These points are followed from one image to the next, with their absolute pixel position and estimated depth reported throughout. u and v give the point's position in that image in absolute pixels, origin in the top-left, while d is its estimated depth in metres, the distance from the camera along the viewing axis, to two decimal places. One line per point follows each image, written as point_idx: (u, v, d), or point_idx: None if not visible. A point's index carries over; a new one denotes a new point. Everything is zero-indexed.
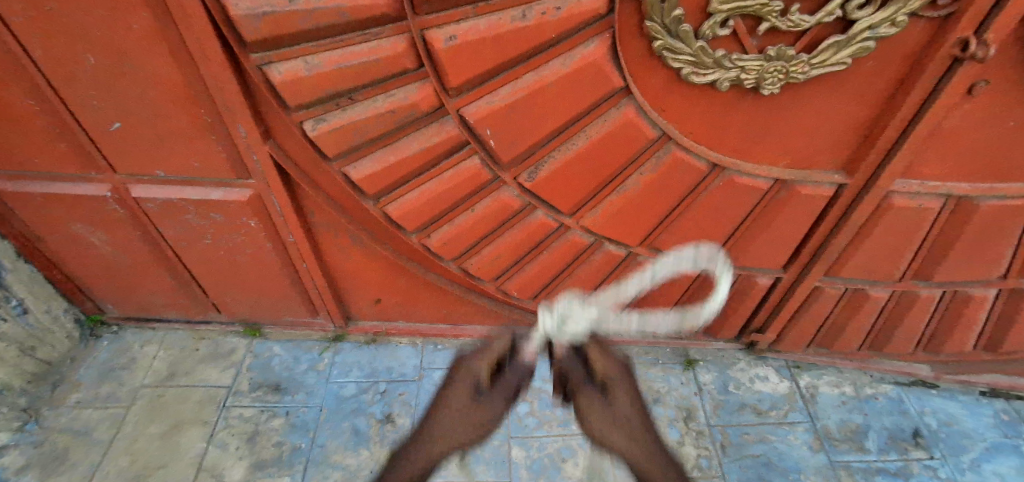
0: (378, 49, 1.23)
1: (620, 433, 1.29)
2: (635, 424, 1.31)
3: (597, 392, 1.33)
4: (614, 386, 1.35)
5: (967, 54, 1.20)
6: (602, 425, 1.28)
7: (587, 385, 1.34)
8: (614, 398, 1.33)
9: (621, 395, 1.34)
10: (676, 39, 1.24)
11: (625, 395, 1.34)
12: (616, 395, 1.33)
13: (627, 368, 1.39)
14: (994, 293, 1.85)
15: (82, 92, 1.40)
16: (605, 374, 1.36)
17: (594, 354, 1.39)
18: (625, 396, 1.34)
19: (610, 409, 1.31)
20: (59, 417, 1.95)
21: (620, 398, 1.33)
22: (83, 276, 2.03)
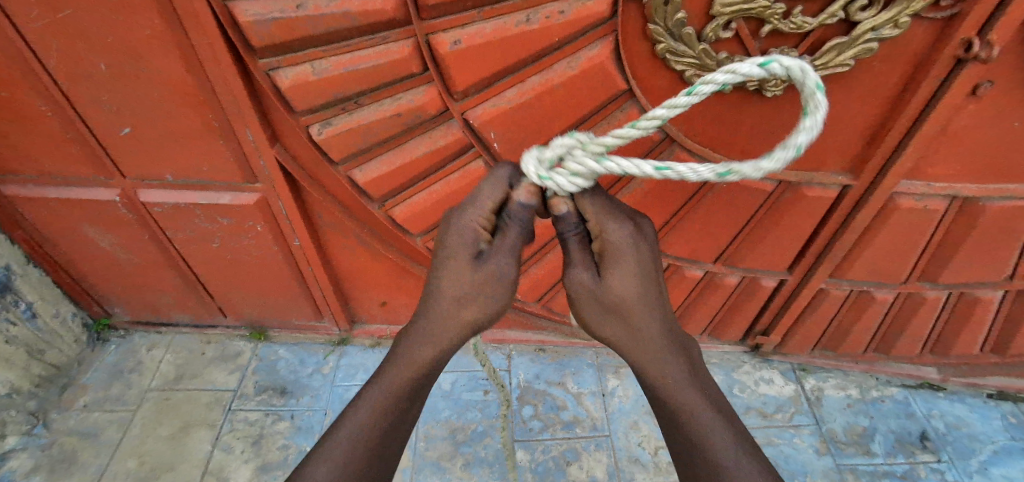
0: (385, 53, 1.24)
1: (622, 318, 0.86)
2: (651, 346, 0.85)
3: (587, 272, 0.86)
4: (616, 262, 0.84)
5: (970, 55, 1.20)
6: (587, 298, 0.86)
7: (577, 271, 0.87)
8: (610, 267, 0.85)
9: (626, 260, 0.84)
10: (679, 42, 1.25)
11: (629, 270, 0.84)
12: (613, 269, 0.84)
13: (639, 227, 0.87)
14: (1002, 295, 1.84)
15: (93, 97, 1.42)
16: (599, 228, 0.87)
17: (593, 217, 0.87)
18: (629, 275, 0.84)
19: (606, 289, 0.85)
20: (68, 420, 1.97)
21: (619, 262, 0.84)
22: (92, 279, 2.05)
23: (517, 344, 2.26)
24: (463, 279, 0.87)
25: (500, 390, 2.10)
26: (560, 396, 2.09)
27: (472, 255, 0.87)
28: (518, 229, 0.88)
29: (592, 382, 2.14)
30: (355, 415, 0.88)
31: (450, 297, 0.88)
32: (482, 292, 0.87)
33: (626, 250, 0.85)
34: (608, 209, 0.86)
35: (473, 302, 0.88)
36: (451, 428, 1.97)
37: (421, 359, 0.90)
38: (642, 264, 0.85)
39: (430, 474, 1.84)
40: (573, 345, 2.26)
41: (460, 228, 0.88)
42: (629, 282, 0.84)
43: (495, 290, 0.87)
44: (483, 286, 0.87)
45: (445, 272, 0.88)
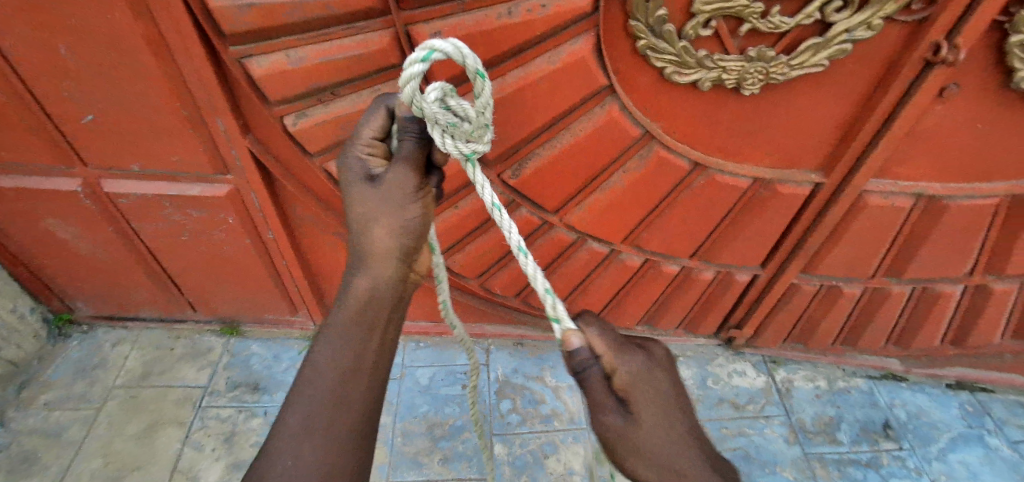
0: (364, 44, 1.21)
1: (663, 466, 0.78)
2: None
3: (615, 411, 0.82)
4: (639, 396, 0.83)
5: (938, 58, 1.25)
6: (622, 436, 0.81)
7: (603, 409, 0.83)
8: (635, 401, 0.83)
9: (648, 391, 0.83)
10: (660, 39, 1.25)
11: (654, 394, 0.83)
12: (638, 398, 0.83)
13: (648, 353, 0.88)
14: (962, 289, 1.92)
15: (52, 83, 1.35)
16: (611, 363, 0.86)
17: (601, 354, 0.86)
18: (654, 408, 0.82)
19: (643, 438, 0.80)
20: (28, 419, 1.89)
21: (647, 392, 0.83)
22: (52, 273, 1.96)
23: (495, 338, 2.26)
24: (365, 198, 0.86)
25: (479, 385, 2.10)
26: (539, 390, 2.10)
27: (367, 178, 0.88)
28: (412, 144, 0.88)
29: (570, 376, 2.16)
30: (313, 380, 0.73)
31: (359, 221, 0.86)
32: (389, 204, 0.85)
33: (650, 382, 0.84)
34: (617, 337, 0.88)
35: (383, 215, 0.85)
36: (429, 424, 1.96)
37: (358, 293, 0.83)
38: (665, 394, 0.84)
39: (408, 469, 1.83)
40: (552, 340, 2.27)
41: (348, 162, 0.91)
42: (659, 415, 0.82)
43: (405, 197, 0.85)
44: (388, 198, 0.85)
45: (350, 204, 0.88)
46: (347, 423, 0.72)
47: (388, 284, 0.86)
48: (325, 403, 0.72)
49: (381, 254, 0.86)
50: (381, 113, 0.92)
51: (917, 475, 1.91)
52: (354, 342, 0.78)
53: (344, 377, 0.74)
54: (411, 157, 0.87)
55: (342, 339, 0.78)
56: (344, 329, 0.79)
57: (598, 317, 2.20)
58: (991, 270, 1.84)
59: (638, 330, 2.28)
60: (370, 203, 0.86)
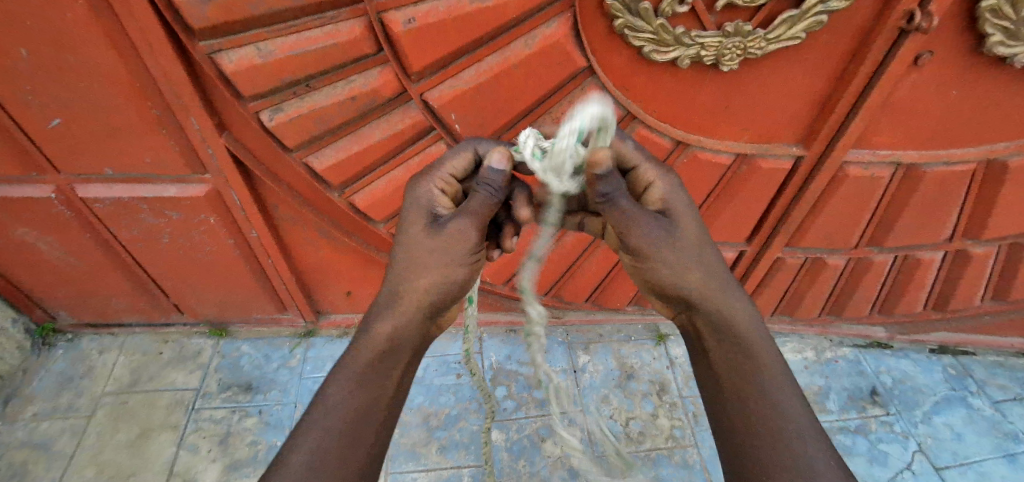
0: (335, 33, 1.19)
1: (688, 279, 1.02)
2: (727, 311, 1.01)
3: (658, 219, 1.01)
4: (679, 211, 1.04)
5: (912, 27, 1.26)
6: (658, 242, 1.00)
7: (647, 216, 1.00)
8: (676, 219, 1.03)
9: (683, 212, 1.04)
10: (637, 18, 1.24)
11: (688, 213, 1.05)
12: (677, 214, 1.04)
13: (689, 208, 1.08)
14: (942, 255, 1.96)
15: (14, 87, 1.30)
16: (659, 197, 1.06)
17: (644, 174, 1.06)
18: (691, 235, 1.03)
19: (680, 248, 1.02)
20: (15, 433, 1.86)
21: (682, 213, 1.04)
22: (30, 283, 1.92)
23: (487, 326, 2.26)
24: (421, 235, 1.00)
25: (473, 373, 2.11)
26: (533, 376, 2.11)
27: (432, 216, 1.02)
28: (483, 199, 0.99)
29: (562, 360, 2.17)
30: (330, 401, 0.87)
31: (407, 253, 1.00)
32: (441, 251, 0.98)
33: (684, 207, 1.05)
34: (662, 169, 1.07)
35: (435, 264, 0.99)
36: (425, 415, 1.97)
37: (381, 335, 0.96)
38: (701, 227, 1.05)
39: (406, 461, 1.85)
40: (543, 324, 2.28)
41: (418, 193, 1.04)
42: (695, 231, 1.04)
43: (459, 251, 0.98)
44: (443, 246, 0.98)
45: (406, 230, 1.03)
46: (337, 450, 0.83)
47: (404, 332, 0.98)
48: (339, 422, 0.85)
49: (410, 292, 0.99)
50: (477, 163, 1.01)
51: (904, 439, 1.96)
52: (361, 388, 0.90)
53: (366, 399, 0.89)
54: (478, 213, 0.98)
55: (357, 378, 0.91)
56: (355, 372, 0.91)
57: (589, 300, 2.22)
58: (969, 235, 1.87)
59: (628, 311, 2.30)
60: (421, 244, 1.00)
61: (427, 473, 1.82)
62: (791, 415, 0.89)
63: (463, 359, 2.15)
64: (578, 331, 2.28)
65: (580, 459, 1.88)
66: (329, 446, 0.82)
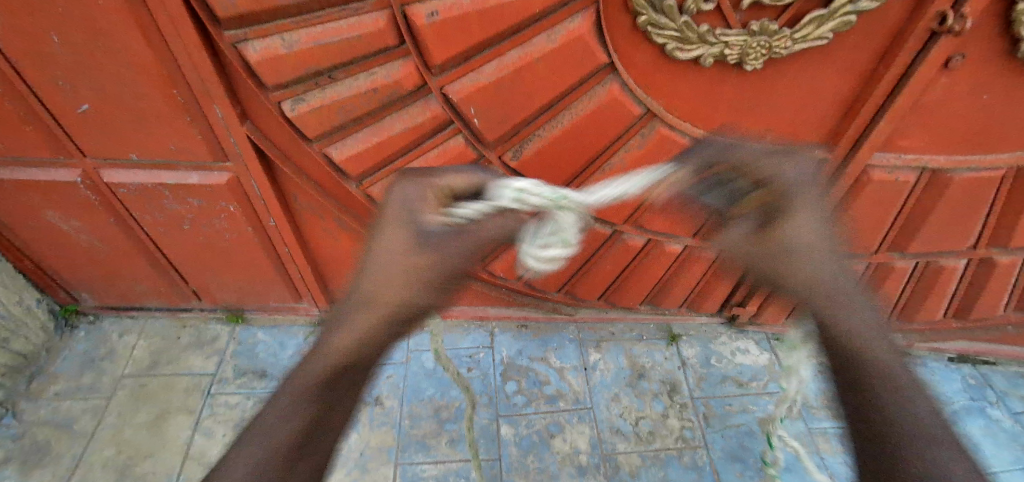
0: (360, 25, 1.20)
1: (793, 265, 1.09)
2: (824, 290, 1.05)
3: (746, 225, 1.23)
4: (799, 208, 1.15)
5: (944, 28, 1.24)
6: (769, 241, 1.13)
7: (740, 228, 1.24)
8: (796, 205, 1.15)
9: (810, 200, 1.15)
10: (661, 14, 1.23)
11: (804, 211, 1.14)
12: (808, 201, 1.14)
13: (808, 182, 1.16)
14: (965, 263, 1.92)
15: (47, 74, 1.33)
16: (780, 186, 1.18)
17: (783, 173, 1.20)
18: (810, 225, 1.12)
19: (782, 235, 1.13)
20: (39, 410, 1.91)
21: (810, 198, 1.15)
22: (57, 265, 1.96)
23: (499, 321, 2.27)
24: (409, 239, 0.61)
25: (484, 368, 2.12)
26: (544, 372, 2.12)
27: (422, 219, 0.65)
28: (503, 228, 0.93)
29: (574, 357, 2.17)
30: None
31: (387, 262, 0.59)
32: (439, 267, 0.60)
33: (814, 193, 1.15)
34: (799, 165, 1.19)
35: None
36: (436, 406, 1.99)
37: None
38: (823, 206, 1.16)
39: (416, 452, 1.87)
40: (555, 321, 2.28)
41: (407, 195, 0.69)
42: (816, 214, 1.14)
43: (476, 271, 0.64)
44: (439, 264, 0.60)
45: (382, 235, 0.63)
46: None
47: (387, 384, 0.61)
48: None
49: (398, 321, 0.57)
50: (497, 216, 0.75)
51: None
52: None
53: None
54: None
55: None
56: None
57: (601, 297, 2.21)
58: (995, 243, 1.83)
59: (641, 310, 2.28)
60: None
61: (436, 465, 1.84)
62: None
63: (474, 353, 2.16)
64: (590, 329, 2.28)
65: (589, 457, 1.88)
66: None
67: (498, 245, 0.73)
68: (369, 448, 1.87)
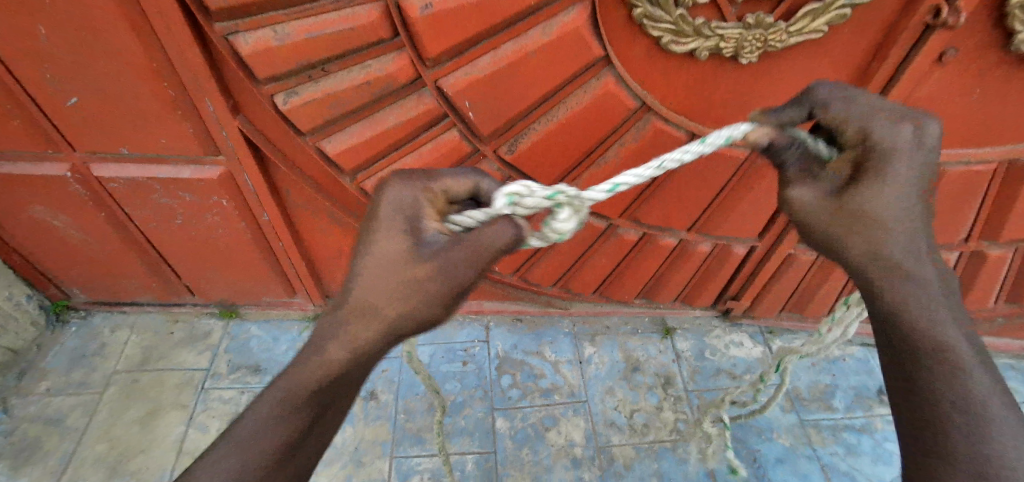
0: (352, 18, 1.18)
1: (869, 243, 0.81)
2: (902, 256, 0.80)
3: (825, 190, 0.83)
4: (886, 175, 0.77)
5: (938, 22, 1.23)
6: (823, 219, 0.82)
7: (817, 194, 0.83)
8: (885, 176, 0.77)
9: (899, 171, 0.77)
10: (656, 7, 1.22)
11: (897, 177, 0.77)
12: (893, 174, 0.77)
13: (920, 133, 0.77)
14: (956, 256, 1.94)
15: (32, 65, 1.31)
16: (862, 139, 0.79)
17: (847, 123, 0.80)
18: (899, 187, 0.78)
19: (856, 217, 0.80)
20: (30, 406, 1.90)
21: (898, 171, 0.77)
22: (46, 260, 1.94)
23: (494, 315, 2.27)
24: (391, 257, 0.81)
25: (479, 362, 2.12)
26: (538, 365, 2.12)
27: (417, 231, 0.83)
28: (505, 230, 0.81)
29: (568, 350, 2.18)
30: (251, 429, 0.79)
31: (371, 280, 0.81)
32: (418, 283, 0.80)
33: (904, 165, 0.77)
34: (892, 123, 0.77)
35: (404, 294, 0.80)
36: (430, 401, 1.99)
37: (329, 359, 0.81)
38: (912, 181, 0.78)
39: (411, 445, 1.87)
40: (550, 315, 2.28)
41: (403, 200, 0.85)
42: (906, 191, 0.78)
43: (439, 289, 0.80)
44: (423, 277, 0.80)
45: (374, 244, 0.83)
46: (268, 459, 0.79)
47: (359, 359, 0.82)
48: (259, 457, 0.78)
49: (376, 323, 0.81)
50: (500, 223, 0.82)
51: None
52: (308, 402, 0.81)
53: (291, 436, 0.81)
54: (484, 249, 0.80)
55: (309, 387, 0.81)
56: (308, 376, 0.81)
57: (597, 291, 2.22)
58: (986, 236, 1.85)
59: (635, 304, 2.29)
60: (393, 261, 0.81)
61: (431, 458, 1.84)
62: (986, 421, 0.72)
63: (469, 347, 2.16)
64: (585, 322, 2.28)
65: (583, 449, 1.89)
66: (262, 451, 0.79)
67: (501, 250, 0.82)
68: (363, 442, 1.87)
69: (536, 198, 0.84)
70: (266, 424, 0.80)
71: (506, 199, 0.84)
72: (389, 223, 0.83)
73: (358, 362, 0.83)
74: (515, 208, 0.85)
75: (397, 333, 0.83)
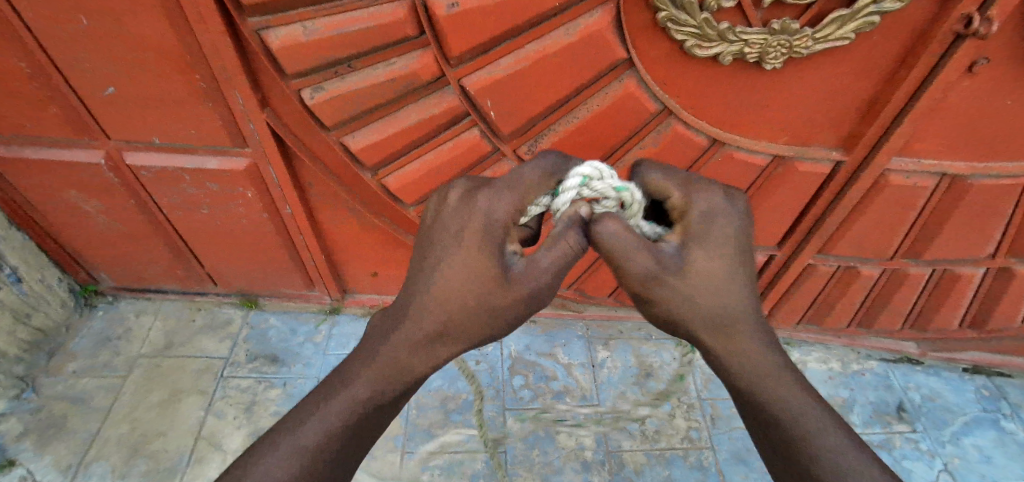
0: (379, 16, 1.21)
1: (689, 306, 0.86)
2: (732, 319, 0.86)
3: (665, 254, 0.86)
4: (704, 240, 0.87)
5: (969, 31, 1.20)
6: (665, 288, 0.85)
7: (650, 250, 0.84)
8: (704, 239, 0.87)
9: (712, 234, 0.87)
10: (681, 11, 1.23)
11: (711, 245, 0.87)
12: (709, 240, 0.87)
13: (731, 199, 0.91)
14: (982, 272, 1.89)
15: (73, 55, 1.36)
16: (685, 202, 0.91)
17: (659, 186, 0.93)
18: (714, 253, 0.87)
19: (681, 282, 0.85)
20: (57, 386, 1.96)
21: (709, 238, 0.87)
22: (77, 244, 2.01)
23: None
24: (472, 276, 0.85)
25: (491, 361, 2.13)
26: (551, 367, 2.13)
27: (503, 257, 0.87)
28: (579, 235, 0.87)
29: (581, 353, 2.18)
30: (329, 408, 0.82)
31: (445, 295, 0.87)
32: (497, 301, 0.86)
33: (717, 231, 0.88)
34: (705, 191, 0.91)
35: (485, 315, 0.87)
36: (442, 397, 2.01)
37: (408, 365, 0.87)
38: (722, 257, 0.86)
39: (422, 440, 1.89)
40: (563, 317, 2.28)
41: (494, 215, 0.87)
42: (724, 250, 0.87)
43: (514, 315, 0.88)
44: (508, 305, 0.86)
45: (462, 266, 0.86)
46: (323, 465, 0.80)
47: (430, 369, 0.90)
48: (330, 441, 0.81)
49: (453, 339, 0.88)
50: (575, 225, 0.87)
51: (930, 458, 1.91)
52: (376, 405, 0.85)
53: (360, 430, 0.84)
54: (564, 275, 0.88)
55: (384, 386, 0.86)
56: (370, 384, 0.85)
57: (611, 295, 2.22)
58: (1014, 252, 1.80)
59: None
60: (481, 288, 0.85)
61: (441, 454, 1.86)
62: (835, 458, 0.78)
63: (482, 346, 2.17)
64: (598, 326, 2.28)
65: (593, 453, 1.89)
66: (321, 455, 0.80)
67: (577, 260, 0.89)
68: None
69: (603, 189, 0.91)
70: (340, 410, 0.82)
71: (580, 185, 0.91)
72: (483, 247, 0.86)
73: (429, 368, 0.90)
74: (583, 190, 0.91)
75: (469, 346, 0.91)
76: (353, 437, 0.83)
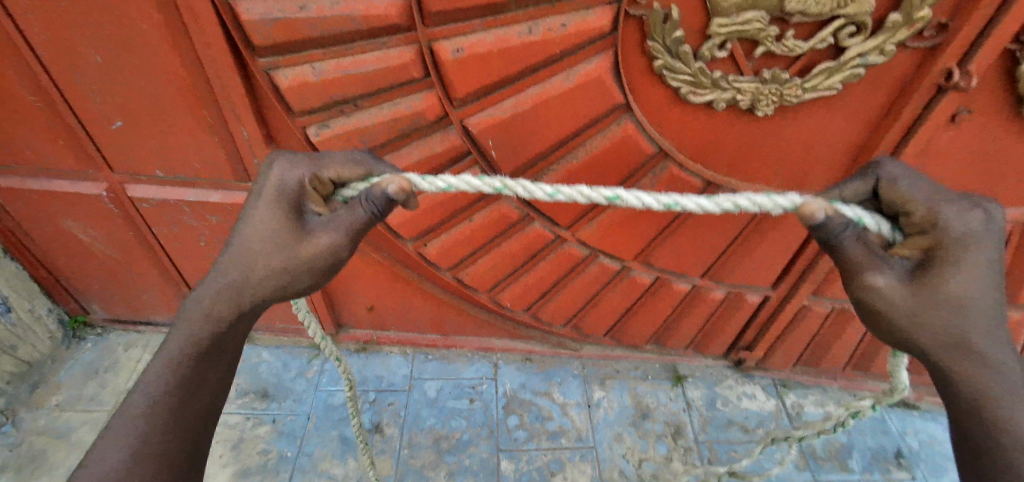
0: (385, 59, 1.25)
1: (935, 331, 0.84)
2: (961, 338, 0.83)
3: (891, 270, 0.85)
4: (952, 265, 0.82)
5: (950, 84, 1.27)
6: (906, 306, 0.84)
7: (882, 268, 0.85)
8: (958, 262, 0.81)
9: (972, 257, 0.81)
10: (676, 59, 1.29)
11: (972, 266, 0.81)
12: (965, 263, 0.81)
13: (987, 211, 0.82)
14: None
15: (87, 89, 1.40)
16: (931, 215, 0.84)
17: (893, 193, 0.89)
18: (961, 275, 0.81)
19: (897, 312, 0.85)
20: (38, 420, 1.90)
21: (982, 260, 0.81)
22: (70, 274, 1.99)
23: (503, 352, 2.25)
24: (268, 236, 0.94)
25: (486, 399, 2.09)
26: (547, 406, 2.09)
27: (298, 213, 0.96)
28: (362, 214, 0.93)
29: (577, 393, 2.15)
30: (146, 381, 0.84)
31: (253, 250, 0.94)
32: (300, 258, 0.94)
33: (979, 251, 0.81)
34: (961, 208, 0.83)
35: (273, 262, 0.94)
36: (436, 436, 1.96)
37: (215, 310, 0.91)
38: (979, 293, 0.81)
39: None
40: (560, 355, 2.26)
41: (285, 180, 0.97)
42: (980, 275, 0.81)
43: (313, 264, 0.95)
44: (306, 254, 0.94)
45: (254, 220, 0.95)
46: (155, 453, 0.81)
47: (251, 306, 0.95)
48: (156, 410, 0.82)
49: (265, 285, 0.94)
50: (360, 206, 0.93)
51: None
52: (195, 362, 0.88)
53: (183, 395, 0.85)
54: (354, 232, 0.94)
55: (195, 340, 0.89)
56: (170, 357, 0.87)
57: (608, 334, 2.20)
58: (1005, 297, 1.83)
59: (647, 349, 2.27)
60: (273, 242, 0.94)
61: None
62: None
63: (477, 384, 2.14)
64: (595, 365, 2.25)
65: None
66: (151, 440, 0.81)
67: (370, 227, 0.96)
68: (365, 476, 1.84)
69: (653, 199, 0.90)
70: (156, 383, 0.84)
71: (405, 177, 0.93)
72: (270, 204, 0.95)
73: (236, 312, 0.93)
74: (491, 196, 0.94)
75: (278, 295, 0.97)
76: (185, 394, 0.86)
